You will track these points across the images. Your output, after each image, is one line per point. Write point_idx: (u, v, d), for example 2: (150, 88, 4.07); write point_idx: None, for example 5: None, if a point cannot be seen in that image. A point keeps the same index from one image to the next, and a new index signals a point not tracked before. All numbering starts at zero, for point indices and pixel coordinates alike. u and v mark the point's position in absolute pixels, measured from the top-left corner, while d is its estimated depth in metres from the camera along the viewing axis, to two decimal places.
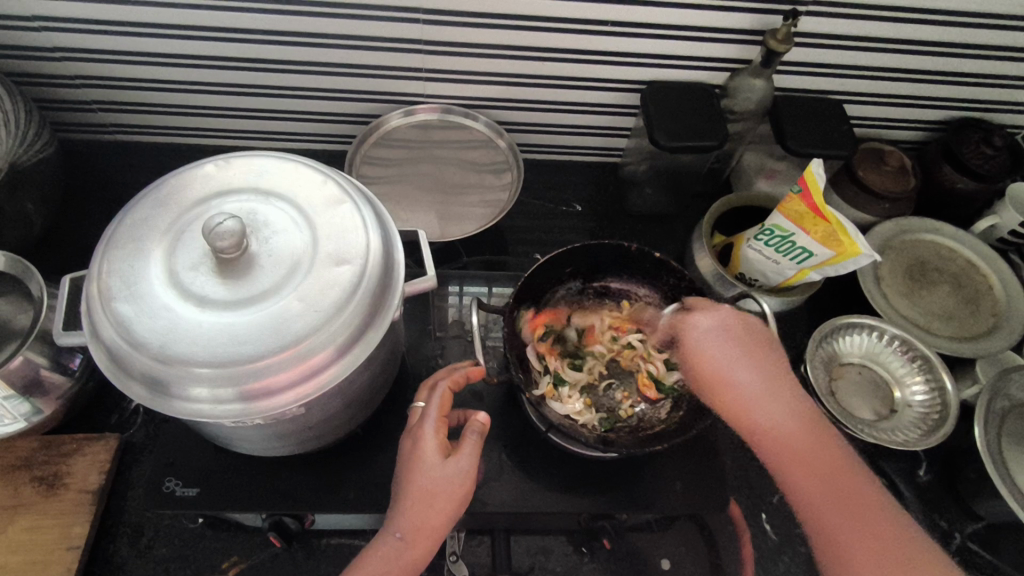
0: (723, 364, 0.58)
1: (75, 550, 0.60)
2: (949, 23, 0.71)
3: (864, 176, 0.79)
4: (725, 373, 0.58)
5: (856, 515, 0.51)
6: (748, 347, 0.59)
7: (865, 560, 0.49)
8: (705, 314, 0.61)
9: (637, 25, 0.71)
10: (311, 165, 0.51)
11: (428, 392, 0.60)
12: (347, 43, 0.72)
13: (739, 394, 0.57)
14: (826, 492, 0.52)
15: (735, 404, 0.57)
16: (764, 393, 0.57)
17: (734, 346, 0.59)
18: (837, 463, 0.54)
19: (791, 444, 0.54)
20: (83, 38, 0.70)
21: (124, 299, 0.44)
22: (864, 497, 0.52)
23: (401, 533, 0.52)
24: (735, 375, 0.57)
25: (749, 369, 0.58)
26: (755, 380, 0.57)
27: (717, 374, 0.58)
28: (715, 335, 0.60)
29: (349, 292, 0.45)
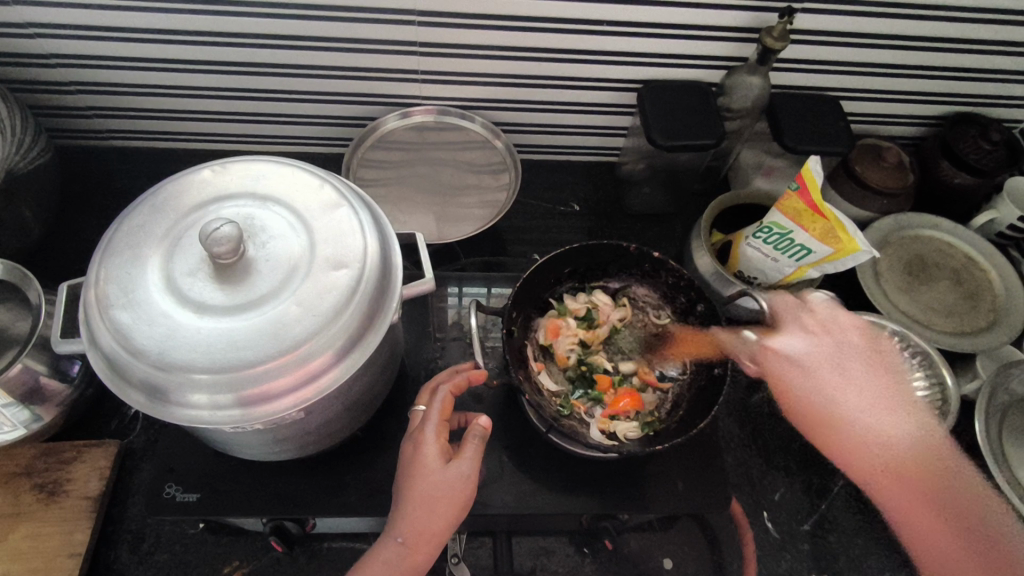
0: (830, 382, 0.63)
1: (76, 557, 0.60)
2: (945, 18, 0.71)
3: (863, 172, 0.79)
4: (828, 405, 0.63)
5: (947, 521, 0.55)
6: (875, 377, 0.64)
7: (937, 557, 0.55)
8: (799, 334, 0.66)
9: (632, 24, 0.71)
10: (308, 169, 0.50)
11: (429, 396, 0.60)
12: (342, 46, 0.71)
13: (835, 419, 0.62)
14: (909, 480, 0.57)
15: (822, 420, 0.63)
16: (863, 407, 0.62)
17: (822, 361, 0.64)
18: (930, 477, 0.57)
19: (899, 456, 0.58)
20: (78, 44, 0.70)
21: (122, 307, 0.43)
22: (948, 488, 0.56)
23: (402, 538, 0.52)
24: (822, 400, 0.63)
25: (852, 394, 0.62)
26: (838, 392, 0.63)
27: (802, 393, 0.64)
28: (801, 343, 0.65)
29: (347, 296, 0.45)
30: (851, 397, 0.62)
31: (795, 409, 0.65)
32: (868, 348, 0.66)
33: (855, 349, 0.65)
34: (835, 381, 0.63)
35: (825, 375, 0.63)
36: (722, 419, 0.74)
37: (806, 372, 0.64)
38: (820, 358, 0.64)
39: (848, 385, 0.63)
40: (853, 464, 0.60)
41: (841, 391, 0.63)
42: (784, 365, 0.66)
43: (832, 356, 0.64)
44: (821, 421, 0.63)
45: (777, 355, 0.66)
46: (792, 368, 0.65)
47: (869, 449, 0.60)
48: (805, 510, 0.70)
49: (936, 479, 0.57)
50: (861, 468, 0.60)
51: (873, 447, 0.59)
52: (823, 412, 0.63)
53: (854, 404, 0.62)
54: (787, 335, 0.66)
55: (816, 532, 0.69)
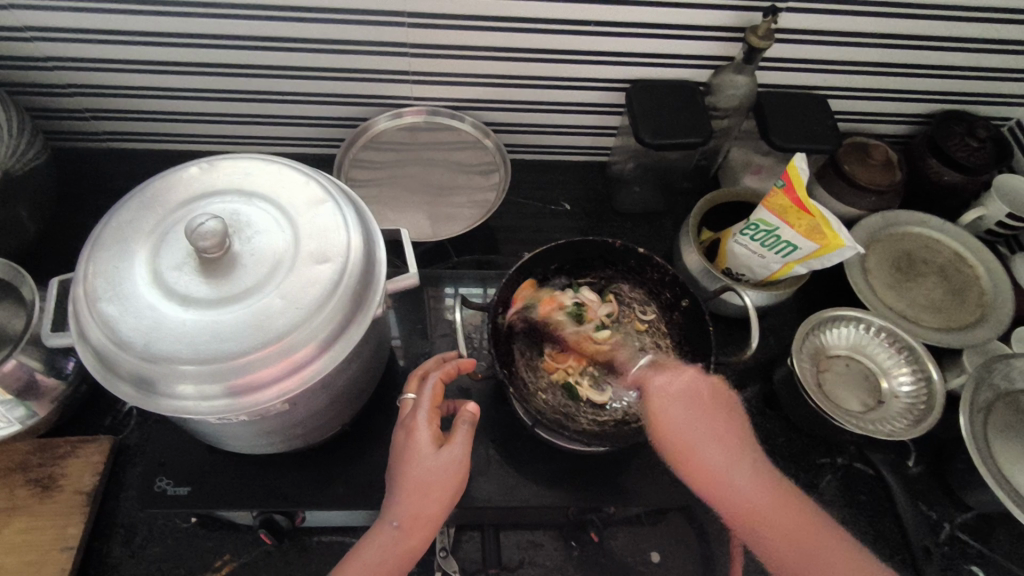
0: (695, 437, 0.59)
1: (69, 550, 0.61)
2: (929, 17, 0.72)
3: (851, 170, 0.80)
4: (697, 455, 0.59)
5: (803, 547, 0.56)
6: (715, 427, 0.61)
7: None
8: (664, 377, 0.63)
9: (618, 25, 0.72)
10: (293, 166, 0.52)
11: (418, 383, 0.60)
12: (332, 48, 0.73)
13: (704, 468, 0.59)
14: (783, 530, 0.56)
15: (707, 470, 0.58)
16: (706, 445, 0.60)
17: (705, 417, 0.60)
18: (795, 514, 0.57)
19: (758, 508, 0.57)
20: (73, 47, 0.71)
21: (110, 300, 0.44)
22: (819, 539, 0.56)
23: (398, 522, 0.53)
24: (697, 443, 0.59)
25: (704, 438, 0.60)
26: (711, 438, 0.60)
27: (688, 455, 0.59)
28: (677, 403, 0.61)
29: (330, 289, 0.46)
30: (722, 455, 0.60)
31: (659, 439, 0.60)
32: (707, 392, 0.61)
33: (742, 416, 0.63)
34: (699, 427, 0.60)
35: (678, 412, 0.60)
36: None
37: (686, 426, 0.59)
38: (694, 419, 0.59)
39: (702, 436, 0.60)
40: (722, 501, 0.58)
41: (704, 437, 0.60)
42: (664, 421, 0.60)
43: (693, 400, 0.61)
44: (693, 468, 0.59)
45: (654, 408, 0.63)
46: (670, 404, 0.61)
47: (728, 485, 0.58)
48: None
49: (791, 502, 0.58)
50: (737, 512, 0.58)
51: (740, 488, 0.58)
52: (680, 444, 0.59)
53: (738, 475, 0.59)
54: (662, 376, 0.64)
55: None
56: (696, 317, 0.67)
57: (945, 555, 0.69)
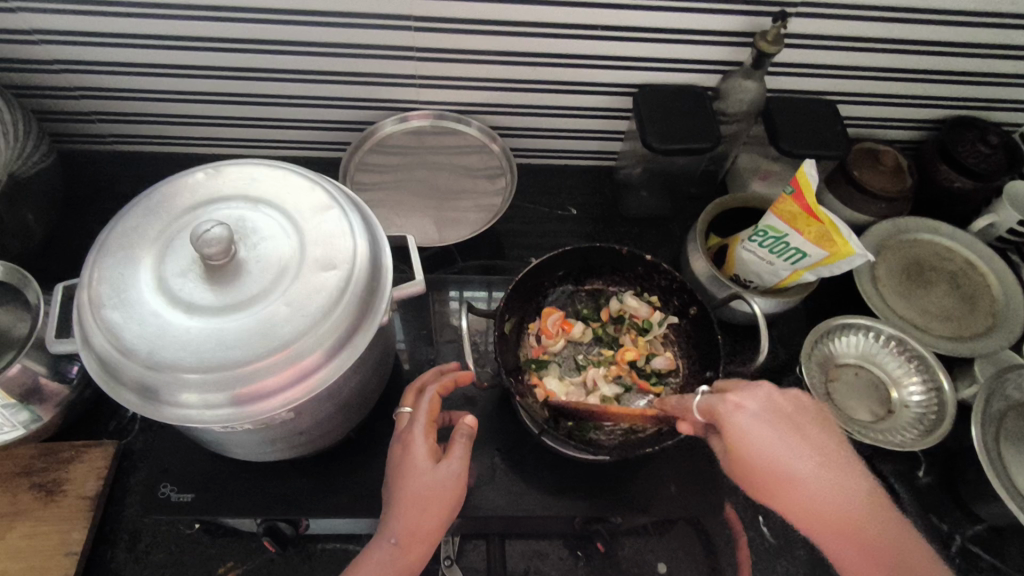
0: (777, 455, 0.51)
1: (73, 556, 0.60)
2: (941, 23, 0.71)
3: (860, 176, 0.79)
4: (784, 469, 0.51)
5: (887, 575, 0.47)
6: (788, 435, 0.52)
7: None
8: (743, 403, 0.54)
9: (627, 29, 0.71)
10: (299, 172, 0.51)
11: (415, 397, 0.60)
12: (339, 51, 0.72)
13: (780, 484, 0.51)
14: (838, 537, 0.49)
15: (774, 485, 0.51)
16: (789, 467, 0.51)
17: (782, 433, 0.52)
18: (877, 533, 0.48)
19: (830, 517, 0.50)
20: (80, 50, 0.71)
21: (114, 307, 0.44)
22: (879, 534, 0.49)
23: (396, 539, 0.52)
24: (783, 464, 0.51)
25: (798, 454, 0.51)
26: (794, 456, 0.51)
27: (777, 485, 0.51)
28: (762, 424, 0.53)
29: (335, 297, 0.46)
30: (811, 473, 0.51)
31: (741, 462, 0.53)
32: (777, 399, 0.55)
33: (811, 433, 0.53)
34: (773, 436, 0.52)
35: (768, 439, 0.52)
36: None
37: (765, 445, 0.52)
38: (773, 445, 0.52)
39: (789, 449, 0.52)
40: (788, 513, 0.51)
41: (796, 459, 0.51)
42: (750, 446, 0.52)
43: (782, 418, 0.54)
44: (773, 490, 0.51)
45: (733, 435, 0.53)
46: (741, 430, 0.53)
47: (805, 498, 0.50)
48: None
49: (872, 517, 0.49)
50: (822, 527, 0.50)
51: (817, 499, 0.50)
52: (765, 476, 0.52)
53: (815, 492, 0.50)
54: (744, 397, 0.54)
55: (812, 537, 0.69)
56: (702, 324, 0.66)
57: (956, 567, 0.68)
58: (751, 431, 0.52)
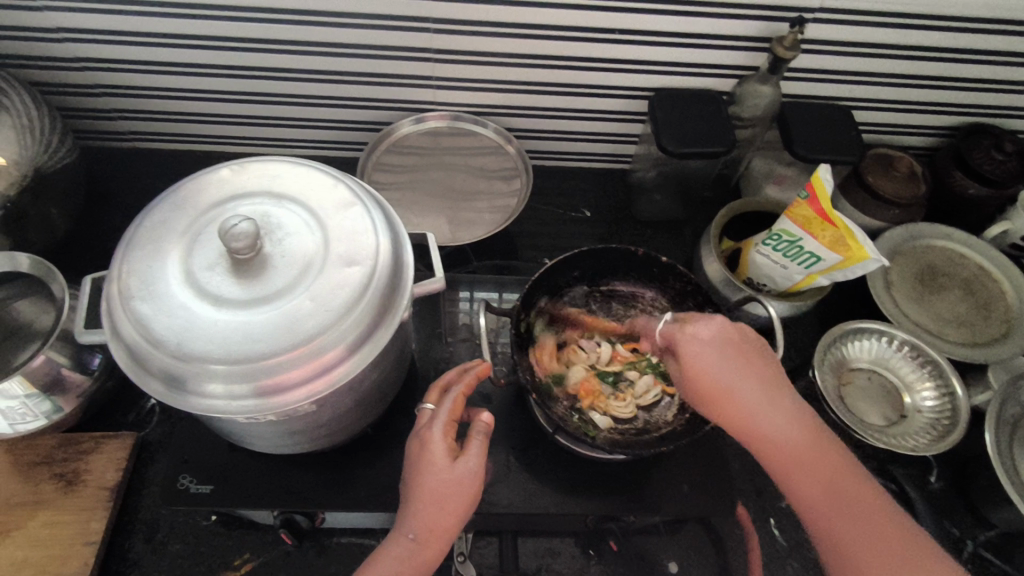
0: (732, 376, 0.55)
1: (92, 545, 0.61)
2: (958, 30, 0.71)
3: (874, 181, 0.79)
4: (726, 379, 0.55)
5: (836, 501, 0.51)
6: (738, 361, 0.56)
7: (846, 539, 0.50)
8: (702, 321, 0.58)
9: (644, 33, 0.72)
10: (322, 169, 0.52)
11: (439, 394, 0.60)
12: (359, 52, 0.73)
13: (733, 406, 0.55)
14: (804, 467, 0.52)
15: (727, 402, 0.55)
16: (756, 400, 0.55)
17: (730, 356, 0.56)
18: (829, 462, 0.52)
19: (784, 447, 0.53)
20: (106, 49, 0.72)
21: (143, 299, 0.45)
22: None
23: (414, 535, 0.53)
24: (717, 377, 0.55)
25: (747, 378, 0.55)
26: (743, 374, 0.55)
27: (695, 390, 0.66)
28: None
29: (358, 292, 0.47)
30: None
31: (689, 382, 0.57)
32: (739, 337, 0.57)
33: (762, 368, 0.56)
34: (722, 367, 0.55)
35: (718, 358, 0.56)
36: None
37: (716, 365, 0.55)
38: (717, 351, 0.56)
39: (733, 364, 0.55)
40: (760, 442, 0.54)
41: (729, 372, 0.55)
42: (702, 367, 0.56)
43: (737, 347, 0.56)
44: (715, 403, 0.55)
45: (689, 346, 0.57)
46: (693, 349, 0.57)
47: (760, 421, 0.54)
48: None
49: (835, 454, 0.53)
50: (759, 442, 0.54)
51: (770, 422, 0.54)
52: (716, 387, 0.55)
53: (750, 395, 0.55)
54: (699, 322, 0.58)
55: None
56: None
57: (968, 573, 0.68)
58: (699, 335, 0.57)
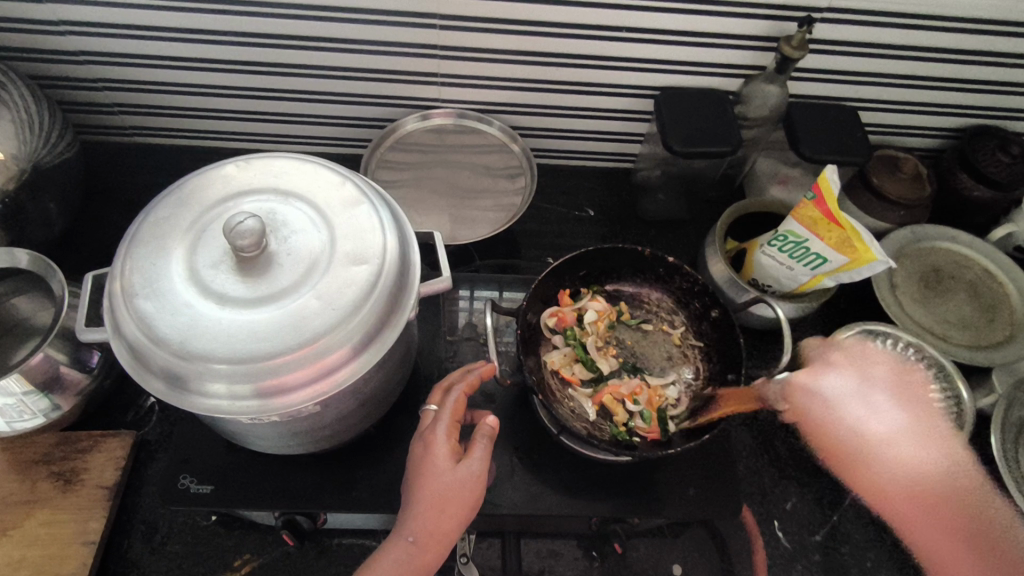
0: (854, 410, 0.69)
1: (90, 545, 0.60)
2: (966, 31, 0.71)
3: (879, 183, 0.79)
4: (849, 432, 0.69)
5: (954, 535, 0.63)
6: (895, 402, 0.69)
7: (919, 533, 0.67)
8: (824, 374, 0.71)
9: (651, 31, 0.71)
10: (328, 166, 0.51)
11: (441, 394, 0.60)
12: (364, 48, 0.72)
13: (862, 459, 0.69)
14: (935, 517, 0.64)
15: (858, 462, 0.69)
16: (902, 442, 0.66)
17: (864, 394, 0.69)
18: (954, 511, 0.63)
19: (923, 494, 0.65)
20: (107, 42, 0.71)
21: (147, 296, 0.44)
22: (969, 508, 0.62)
23: (414, 537, 0.52)
24: (841, 431, 0.69)
25: (879, 420, 0.68)
26: (874, 424, 0.68)
27: (858, 455, 0.69)
28: (837, 382, 0.70)
29: (365, 291, 0.46)
30: (894, 428, 0.67)
31: (819, 440, 0.72)
32: (892, 378, 0.70)
33: (863, 380, 0.70)
34: (854, 413, 0.69)
35: (848, 411, 0.69)
36: (734, 428, 0.74)
37: (841, 408, 0.69)
38: (841, 398, 0.69)
39: (877, 412, 0.68)
40: (881, 495, 0.68)
41: (881, 423, 0.68)
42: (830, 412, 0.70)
43: (862, 391, 0.69)
44: (853, 452, 0.69)
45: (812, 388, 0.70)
46: (822, 404, 0.70)
47: (889, 480, 0.67)
48: (816, 521, 0.70)
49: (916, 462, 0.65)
50: (877, 493, 0.69)
51: (910, 471, 0.65)
52: (837, 440, 0.70)
53: (902, 445, 0.66)
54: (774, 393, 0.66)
55: (827, 544, 0.69)
56: (725, 327, 0.66)
57: None
58: (824, 389, 0.70)
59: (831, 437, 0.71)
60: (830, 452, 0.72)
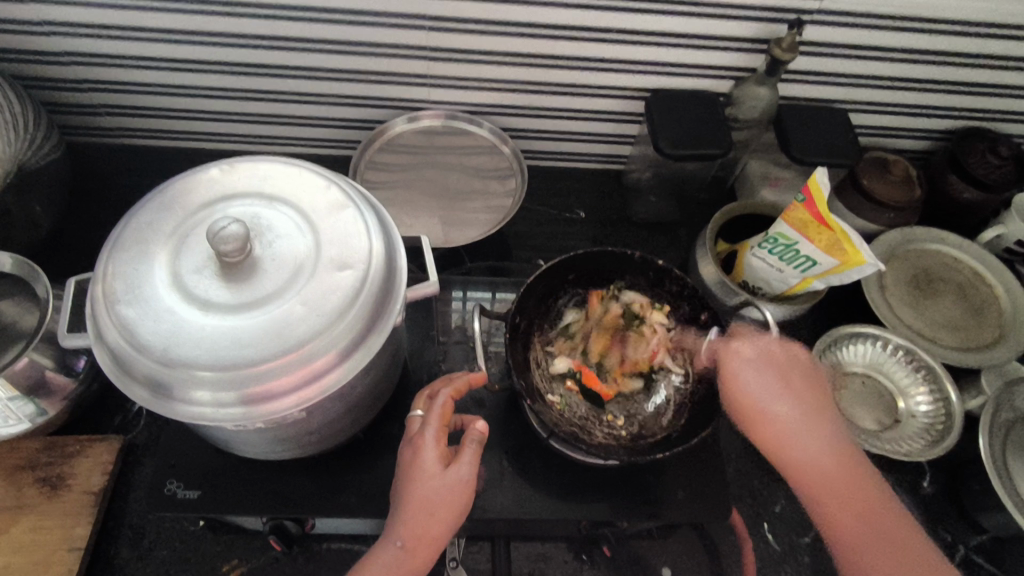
0: (767, 396, 0.62)
1: (76, 551, 0.60)
2: (955, 33, 0.71)
3: (869, 184, 0.78)
4: (770, 410, 0.62)
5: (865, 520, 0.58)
6: (782, 382, 0.63)
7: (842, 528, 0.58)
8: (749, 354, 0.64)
9: (641, 33, 0.71)
10: (314, 170, 0.51)
11: (427, 401, 0.59)
12: (352, 49, 0.72)
13: (763, 421, 0.62)
14: (845, 505, 0.58)
15: (747, 415, 0.63)
16: (801, 423, 0.62)
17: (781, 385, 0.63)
18: (858, 486, 0.59)
19: (826, 474, 0.59)
20: (93, 43, 0.71)
21: (129, 303, 0.44)
22: (871, 505, 0.58)
23: (402, 542, 0.52)
24: (759, 395, 0.62)
25: (789, 401, 0.62)
26: (777, 390, 0.63)
27: (753, 411, 0.62)
28: (756, 370, 0.63)
29: (350, 297, 0.45)
30: (777, 398, 0.62)
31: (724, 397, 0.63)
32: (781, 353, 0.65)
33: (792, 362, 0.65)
34: (766, 385, 0.62)
35: (748, 385, 0.62)
36: (725, 430, 0.74)
37: (750, 382, 0.62)
38: (766, 387, 0.62)
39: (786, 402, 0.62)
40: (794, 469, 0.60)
41: (792, 412, 0.62)
42: (750, 388, 0.62)
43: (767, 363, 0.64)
44: (736, 408, 0.63)
45: (734, 378, 0.63)
46: (742, 377, 0.62)
47: (815, 463, 0.60)
48: (806, 523, 0.70)
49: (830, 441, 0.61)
50: (811, 474, 0.60)
51: (817, 464, 0.60)
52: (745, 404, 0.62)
53: (784, 408, 0.62)
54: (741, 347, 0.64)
55: (816, 545, 0.69)
56: (715, 330, 0.66)
57: None
58: (746, 374, 0.62)
59: (757, 414, 0.62)
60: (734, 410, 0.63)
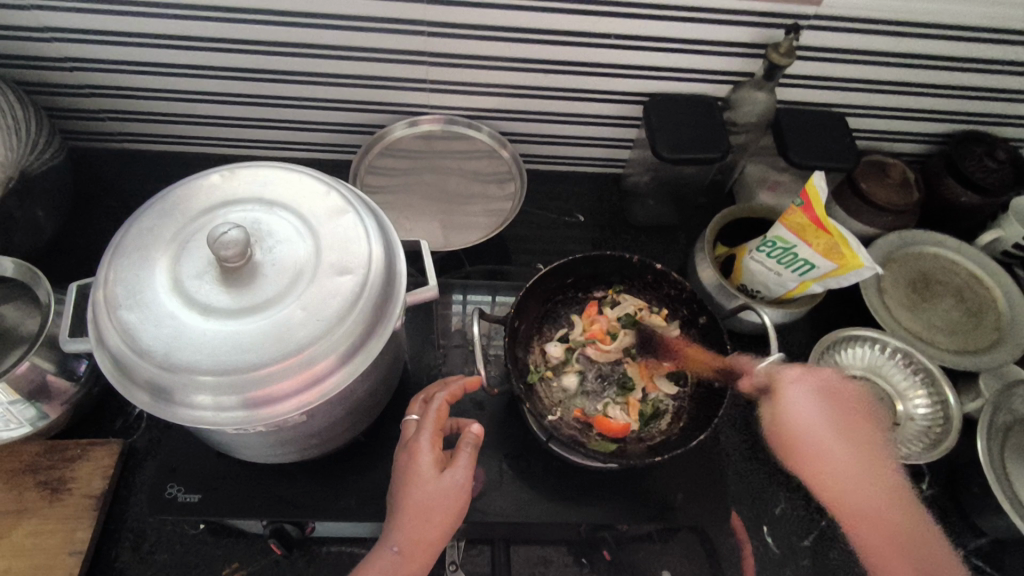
0: (819, 431, 0.64)
1: (77, 555, 0.60)
2: (952, 38, 0.71)
3: (867, 188, 0.79)
4: (819, 444, 0.64)
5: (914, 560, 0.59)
6: (836, 419, 0.65)
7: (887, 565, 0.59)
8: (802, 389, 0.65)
9: (639, 38, 0.71)
10: (314, 175, 0.51)
11: (422, 406, 0.59)
12: (352, 55, 0.72)
13: (809, 453, 0.64)
14: (890, 541, 0.60)
15: (795, 448, 0.65)
16: (852, 459, 0.63)
17: (831, 420, 0.64)
18: (903, 526, 0.61)
19: (870, 511, 0.61)
20: (95, 49, 0.71)
21: (130, 308, 0.44)
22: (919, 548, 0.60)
23: (398, 548, 0.52)
24: (810, 431, 0.64)
25: (841, 439, 0.64)
26: (832, 426, 0.64)
27: (802, 443, 0.65)
28: (810, 405, 0.65)
29: (350, 301, 0.46)
30: (832, 436, 0.64)
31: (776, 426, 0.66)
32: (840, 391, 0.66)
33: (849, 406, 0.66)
34: (821, 420, 0.64)
35: (800, 419, 0.65)
36: (724, 432, 0.74)
37: (802, 416, 0.65)
38: (816, 422, 0.64)
39: (832, 437, 0.64)
40: (839, 504, 0.63)
41: (841, 448, 0.63)
42: (794, 420, 0.65)
43: (825, 400, 0.65)
44: (787, 437, 0.66)
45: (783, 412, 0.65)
46: (794, 412, 0.65)
47: (856, 497, 0.62)
48: (805, 526, 0.70)
49: (879, 478, 0.63)
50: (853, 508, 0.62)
51: (864, 502, 0.62)
52: (789, 436, 0.65)
53: (836, 446, 0.63)
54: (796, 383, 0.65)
55: (817, 548, 0.69)
56: (711, 333, 0.66)
57: None
58: (797, 410, 0.65)
59: (806, 447, 0.64)
60: (784, 441, 0.66)
